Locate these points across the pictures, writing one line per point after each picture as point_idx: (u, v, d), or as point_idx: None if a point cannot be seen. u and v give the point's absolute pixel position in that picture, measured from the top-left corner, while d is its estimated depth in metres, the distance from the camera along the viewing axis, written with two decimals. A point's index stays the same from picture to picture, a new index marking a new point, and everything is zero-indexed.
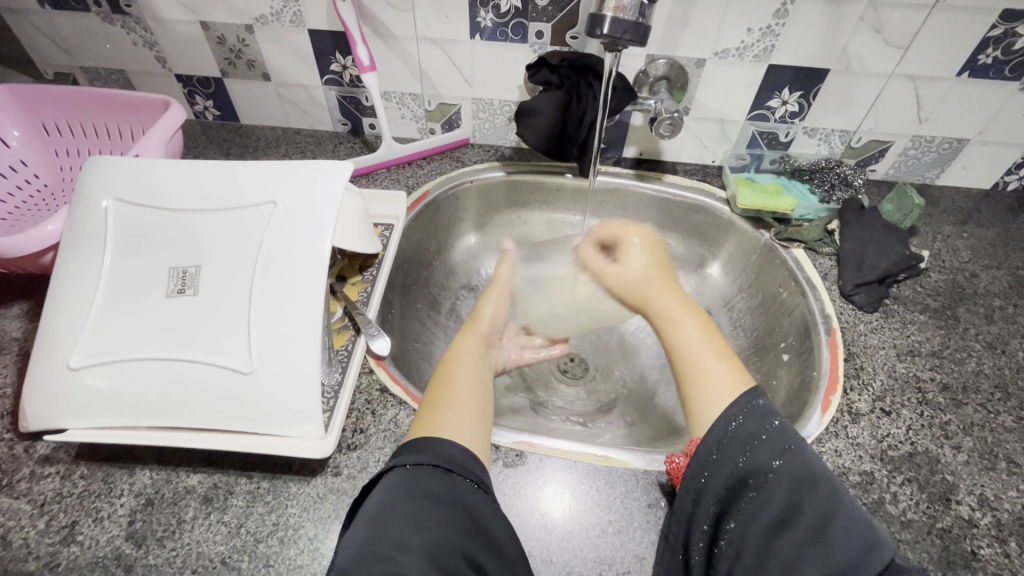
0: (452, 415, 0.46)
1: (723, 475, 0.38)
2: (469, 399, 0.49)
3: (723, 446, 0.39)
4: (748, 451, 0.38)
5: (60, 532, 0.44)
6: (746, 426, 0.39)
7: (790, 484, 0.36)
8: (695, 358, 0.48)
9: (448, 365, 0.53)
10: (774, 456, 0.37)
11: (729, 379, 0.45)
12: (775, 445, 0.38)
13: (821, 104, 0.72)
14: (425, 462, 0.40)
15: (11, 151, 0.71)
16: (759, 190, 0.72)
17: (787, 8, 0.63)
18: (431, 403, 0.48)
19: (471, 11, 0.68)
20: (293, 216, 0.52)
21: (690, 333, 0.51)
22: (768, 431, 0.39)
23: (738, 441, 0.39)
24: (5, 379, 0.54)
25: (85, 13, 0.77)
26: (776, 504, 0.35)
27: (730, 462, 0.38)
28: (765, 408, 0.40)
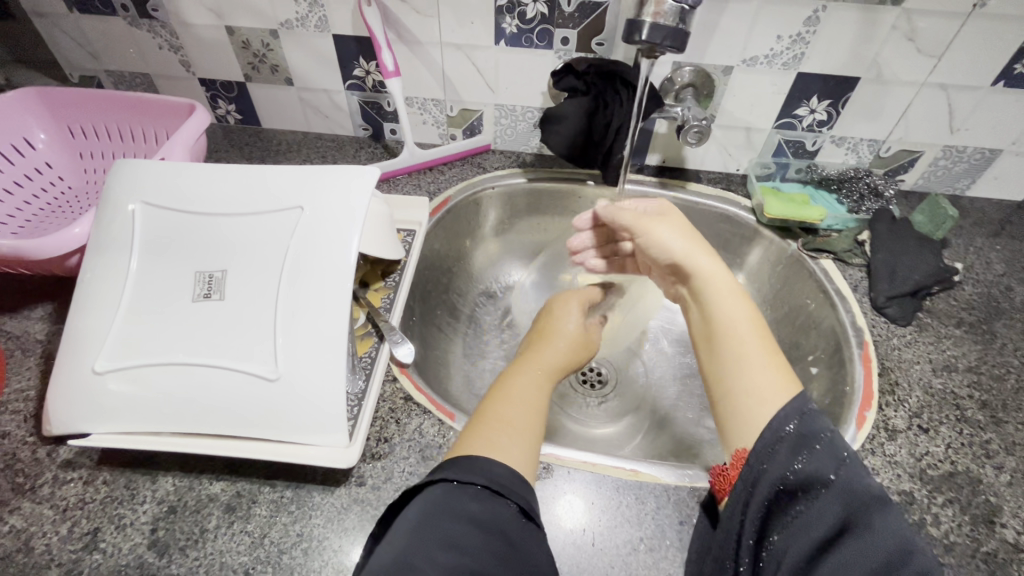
0: (508, 431, 0.45)
1: (772, 481, 0.36)
2: (524, 413, 0.47)
3: (780, 453, 0.37)
4: (801, 457, 0.36)
5: (82, 539, 0.44)
6: (807, 439, 0.37)
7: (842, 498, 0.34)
8: (742, 350, 0.45)
9: (503, 386, 0.50)
10: (829, 468, 0.35)
11: (776, 381, 0.42)
12: (831, 456, 0.35)
13: (850, 112, 0.71)
14: (471, 480, 0.39)
15: (37, 154, 0.74)
16: (786, 200, 0.71)
17: (819, 16, 0.62)
18: (486, 417, 0.46)
19: (496, 17, 0.68)
20: (321, 221, 0.51)
21: (744, 331, 0.46)
22: (826, 437, 0.36)
23: (781, 453, 0.37)
24: (27, 382, 0.53)
25: (112, 17, 0.77)
26: (829, 519, 0.33)
27: (780, 468, 0.36)
28: (819, 418, 0.38)
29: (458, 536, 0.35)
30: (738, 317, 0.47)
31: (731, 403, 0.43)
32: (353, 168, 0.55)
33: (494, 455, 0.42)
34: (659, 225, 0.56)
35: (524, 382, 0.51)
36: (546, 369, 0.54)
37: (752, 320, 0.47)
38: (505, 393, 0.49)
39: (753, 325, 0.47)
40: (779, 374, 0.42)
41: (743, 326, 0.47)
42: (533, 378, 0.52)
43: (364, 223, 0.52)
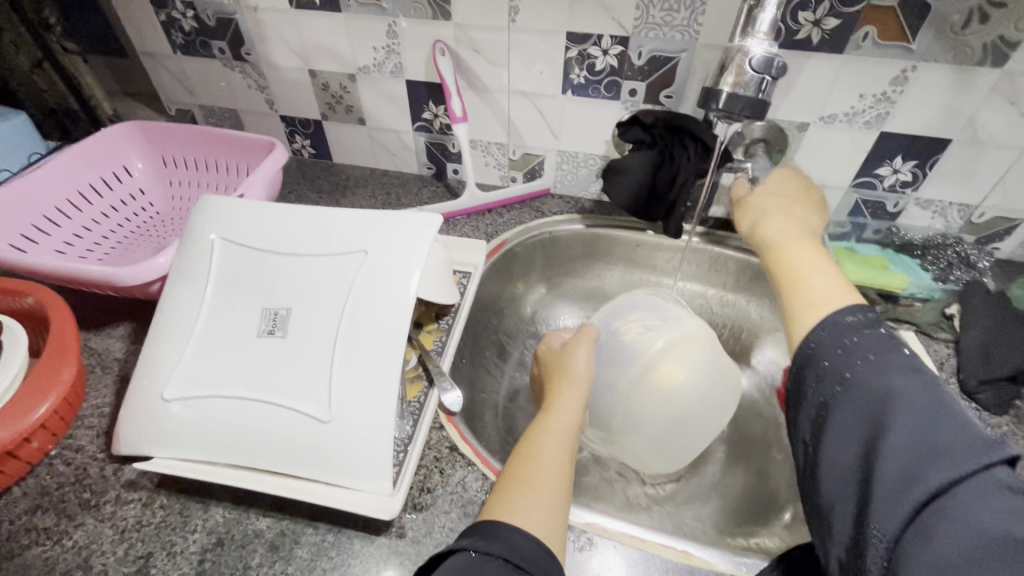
0: (533, 493, 0.43)
1: (818, 377, 0.40)
2: (555, 473, 0.46)
3: (836, 351, 0.40)
4: (836, 358, 0.40)
5: (136, 563, 0.45)
6: (852, 353, 0.39)
7: (878, 403, 0.36)
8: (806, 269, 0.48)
9: (529, 442, 0.49)
10: (856, 364, 0.38)
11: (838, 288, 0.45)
12: (866, 354, 0.39)
13: (939, 175, 0.66)
14: (492, 550, 0.37)
15: (133, 182, 0.82)
16: (863, 264, 0.66)
17: (907, 75, 0.59)
18: (510, 478, 0.45)
19: (565, 68, 0.69)
20: (383, 265, 0.52)
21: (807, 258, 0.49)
22: (856, 339, 0.40)
23: (823, 378, 0.40)
24: (103, 398, 0.57)
25: (211, 58, 0.85)
26: (858, 405, 0.37)
27: (825, 367, 0.40)
28: (858, 324, 0.41)
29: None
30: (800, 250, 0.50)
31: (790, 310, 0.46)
32: (417, 214, 0.56)
33: (514, 520, 0.40)
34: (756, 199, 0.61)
35: (543, 432, 0.50)
36: (559, 414, 0.52)
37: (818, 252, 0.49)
38: (532, 448, 0.48)
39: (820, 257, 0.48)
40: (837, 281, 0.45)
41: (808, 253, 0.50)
42: (561, 425, 0.51)
43: (423, 269, 0.52)
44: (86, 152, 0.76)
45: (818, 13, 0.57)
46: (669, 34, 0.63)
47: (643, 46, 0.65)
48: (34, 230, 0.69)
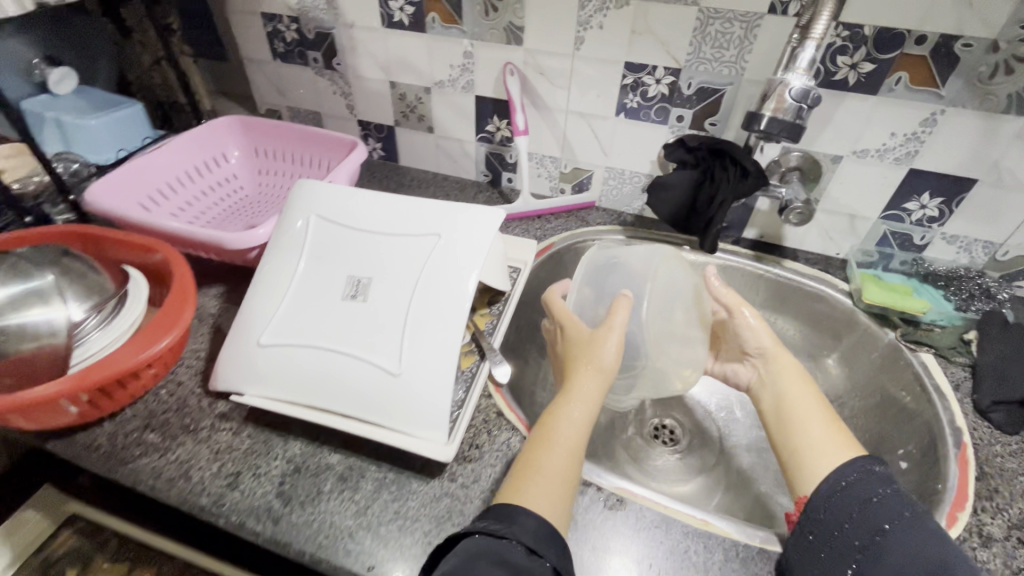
0: (540, 482, 0.47)
1: (850, 523, 0.45)
2: (566, 464, 0.49)
3: (845, 504, 0.46)
4: (861, 505, 0.46)
5: (226, 478, 0.53)
6: (886, 507, 0.45)
7: (915, 555, 0.41)
8: (809, 418, 0.54)
9: (546, 424, 0.52)
10: (887, 519, 0.44)
11: (839, 443, 0.51)
12: (892, 508, 0.44)
13: (964, 212, 0.71)
14: (502, 531, 0.42)
15: (227, 167, 0.93)
16: (887, 289, 0.71)
17: (936, 118, 0.64)
18: (523, 464, 0.49)
19: (620, 94, 0.77)
20: (453, 248, 0.60)
21: (797, 394, 0.58)
22: (880, 494, 0.45)
23: (860, 520, 0.45)
24: (200, 345, 0.66)
25: (304, 66, 0.96)
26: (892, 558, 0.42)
27: (851, 528, 0.45)
28: (882, 476, 0.47)
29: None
30: (803, 396, 0.57)
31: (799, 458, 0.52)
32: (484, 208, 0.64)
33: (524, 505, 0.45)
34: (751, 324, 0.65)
35: (559, 416, 0.52)
36: (578, 396, 0.53)
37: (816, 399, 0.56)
38: (547, 433, 0.51)
39: (803, 389, 0.58)
40: (841, 438, 0.52)
41: (807, 400, 0.57)
42: (580, 414, 0.52)
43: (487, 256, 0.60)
44: (193, 138, 0.87)
45: (855, 58, 0.63)
46: (717, 68, 0.71)
47: (693, 78, 0.73)
48: (149, 200, 0.80)
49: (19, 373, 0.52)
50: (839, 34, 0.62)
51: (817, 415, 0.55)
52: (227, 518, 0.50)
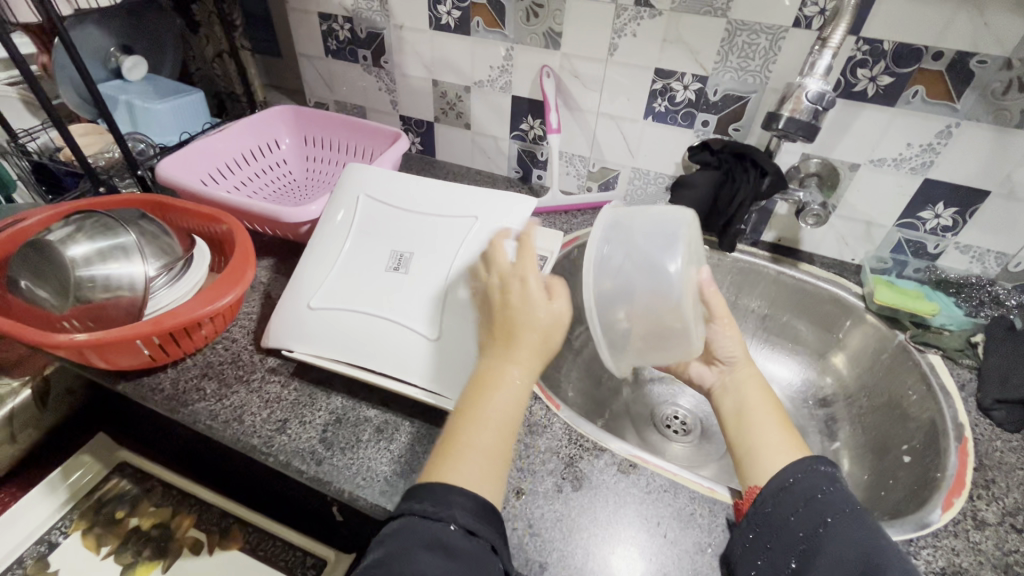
0: (471, 456, 0.45)
1: (793, 522, 0.46)
2: (495, 439, 0.46)
3: (785, 499, 0.47)
4: (802, 504, 0.46)
5: (275, 424, 0.58)
6: (828, 502, 0.46)
7: (855, 556, 0.42)
8: (764, 425, 0.54)
9: (471, 397, 0.48)
10: (828, 513, 0.45)
11: (788, 444, 0.52)
12: (830, 503, 0.45)
13: (978, 223, 0.74)
14: (437, 514, 0.41)
15: (279, 153, 1.00)
16: (898, 292, 0.75)
17: (952, 130, 0.68)
18: (447, 439, 0.46)
19: (649, 99, 0.82)
20: (490, 230, 0.65)
21: (756, 403, 0.57)
22: (824, 491, 0.46)
23: (805, 514, 0.46)
24: (252, 309, 0.72)
25: (354, 63, 1.03)
26: (835, 553, 0.43)
27: (794, 526, 0.46)
28: (823, 473, 0.48)
29: (426, 565, 0.39)
30: (759, 405, 0.57)
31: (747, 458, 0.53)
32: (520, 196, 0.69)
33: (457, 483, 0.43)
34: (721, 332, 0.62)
35: (490, 384, 0.48)
36: (512, 359, 0.48)
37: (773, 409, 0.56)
38: (477, 402, 0.47)
39: (764, 399, 0.58)
40: (790, 440, 0.52)
41: (764, 408, 0.57)
42: (510, 379, 0.48)
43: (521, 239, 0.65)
44: (250, 125, 0.95)
45: (874, 71, 0.67)
46: (743, 77, 0.75)
47: (720, 85, 0.77)
48: (209, 178, 0.88)
49: (101, 317, 0.60)
50: (859, 48, 0.67)
51: (771, 424, 0.54)
52: (275, 456, 0.55)
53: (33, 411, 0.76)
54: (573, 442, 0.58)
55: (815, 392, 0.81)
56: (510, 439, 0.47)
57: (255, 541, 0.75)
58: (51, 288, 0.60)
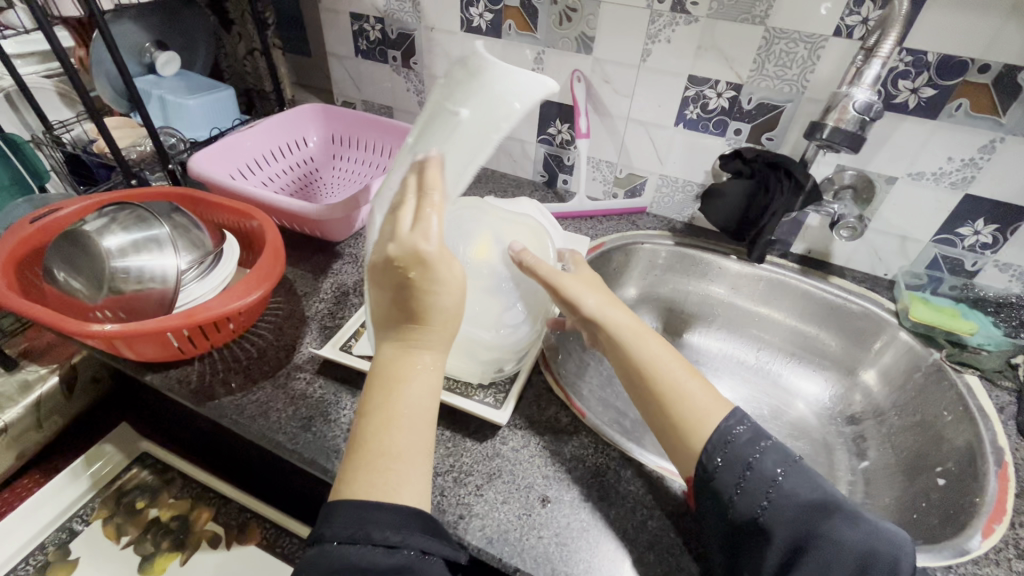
0: (375, 462, 0.40)
1: (740, 487, 0.44)
2: (417, 441, 0.41)
3: (729, 465, 0.45)
4: (748, 470, 0.45)
5: (301, 421, 0.58)
6: (768, 464, 0.45)
7: (807, 514, 0.42)
8: (677, 382, 0.49)
9: (375, 395, 0.42)
10: (775, 475, 0.44)
11: (711, 401, 0.49)
12: (773, 466, 0.45)
13: (1018, 241, 0.72)
14: (354, 538, 0.38)
15: (307, 151, 1.01)
16: (936, 311, 0.73)
17: (995, 145, 0.66)
18: (357, 451, 0.41)
19: (681, 105, 0.81)
20: (475, 122, 0.47)
21: (656, 357, 0.51)
22: (761, 451, 0.46)
23: (753, 481, 0.44)
24: (279, 304, 0.73)
25: (383, 64, 1.04)
26: (789, 518, 0.42)
27: (744, 492, 0.44)
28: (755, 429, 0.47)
29: None
30: (659, 355, 0.51)
31: (679, 435, 0.48)
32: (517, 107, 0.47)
33: (374, 497, 0.39)
34: (572, 284, 0.56)
35: (389, 375, 0.42)
36: (412, 346, 0.42)
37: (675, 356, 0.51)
38: (381, 397, 0.42)
39: (667, 349, 0.52)
40: (711, 395, 0.49)
41: (664, 357, 0.51)
42: (422, 371, 0.42)
43: (502, 136, 0.47)
44: (280, 121, 0.96)
45: (916, 82, 0.66)
46: (779, 86, 0.74)
47: (754, 93, 0.76)
48: (238, 172, 0.89)
49: (131, 308, 0.60)
50: (902, 60, 0.65)
51: (690, 381, 0.50)
52: (300, 453, 0.55)
53: (60, 399, 0.77)
54: (600, 451, 0.57)
55: (843, 409, 0.79)
56: (422, 432, 0.41)
57: (272, 537, 0.75)
58: (84, 280, 0.60)
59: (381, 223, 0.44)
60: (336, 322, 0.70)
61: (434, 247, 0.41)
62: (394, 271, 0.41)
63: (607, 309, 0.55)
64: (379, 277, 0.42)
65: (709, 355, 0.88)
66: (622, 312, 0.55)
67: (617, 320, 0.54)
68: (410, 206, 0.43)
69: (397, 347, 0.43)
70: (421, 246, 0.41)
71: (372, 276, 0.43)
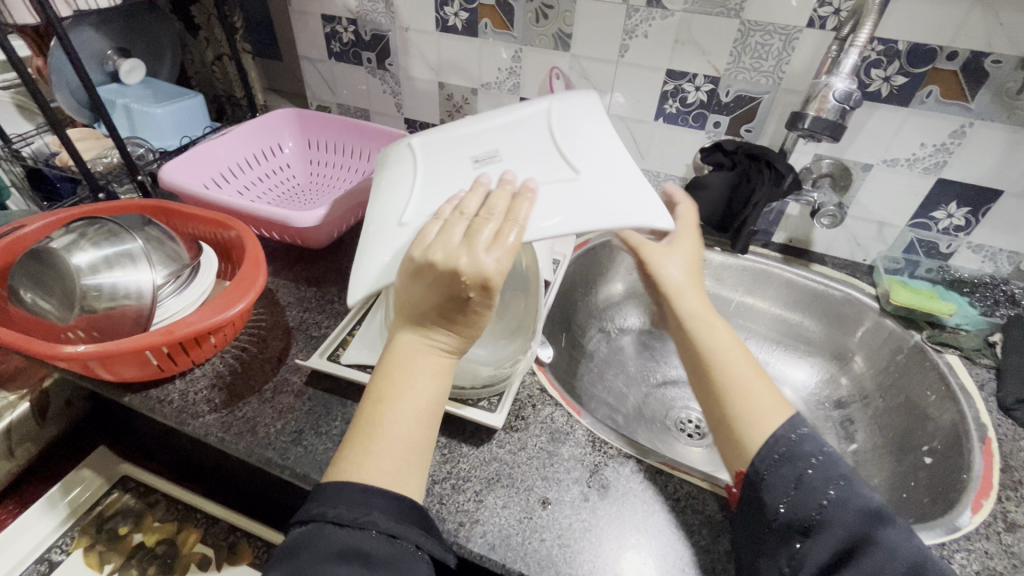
0: (376, 445, 0.41)
1: (789, 495, 0.44)
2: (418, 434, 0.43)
3: (779, 474, 0.45)
4: (799, 479, 0.44)
5: (290, 435, 0.56)
6: (820, 475, 0.44)
7: (860, 526, 0.41)
8: (735, 374, 0.51)
9: (393, 384, 0.43)
10: (828, 486, 0.43)
11: (770, 400, 0.49)
12: (826, 477, 0.44)
13: (990, 222, 0.74)
14: (359, 522, 0.39)
15: (283, 157, 0.99)
16: (915, 293, 0.75)
17: (965, 130, 0.68)
18: (360, 432, 0.42)
19: (660, 100, 0.82)
20: (599, 184, 0.50)
21: (723, 348, 0.54)
22: (814, 462, 0.45)
23: (803, 490, 0.44)
24: (261, 316, 0.70)
25: (357, 66, 1.02)
26: (839, 529, 0.41)
27: (793, 500, 0.44)
28: (815, 440, 0.47)
29: None
30: (726, 345, 0.54)
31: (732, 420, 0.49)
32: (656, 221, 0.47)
33: (373, 479, 0.40)
34: (665, 258, 0.64)
35: (413, 369, 0.44)
36: (440, 348, 0.45)
37: (740, 348, 0.54)
38: (402, 386, 0.43)
39: (736, 343, 0.55)
40: (772, 397, 0.49)
41: (727, 349, 0.54)
42: (435, 371, 0.44)
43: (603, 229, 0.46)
44: (254, 126, 0.93)
45: (888, 71, 0.67)
46: (755, 78, 0.75)
47: (732, 86, 0.77)
48: (212, 182, 0.86)
49: (106, 326, 0.57)
50: (874, 49, 0.66)
51: (749, 376, 0.51)
52: (292, 469, 0.54)
53: (32, 424, 0.74)
54: (597, 449, 0.57)
55: (830, 394, 0.81)
56: (434, 426, 0.44)
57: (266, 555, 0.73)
58: (56, 300, 0.57)
59: (453, 227, 0.44)
60: (322, 331, 0.69)
61: (502, 276, 0.42)
62: (456, 284, 0.42)
63: (684, 293, 0.60)
64: (431, 283, 0.43)
65: None
66: (700, 300, 0.59)
67: (687, 304, 0.59)
68: (492, 225, 0.44)
69: (425, 344, 0.45)
70: (491, 274, 0.41)
71: (419, 267, 0.43)
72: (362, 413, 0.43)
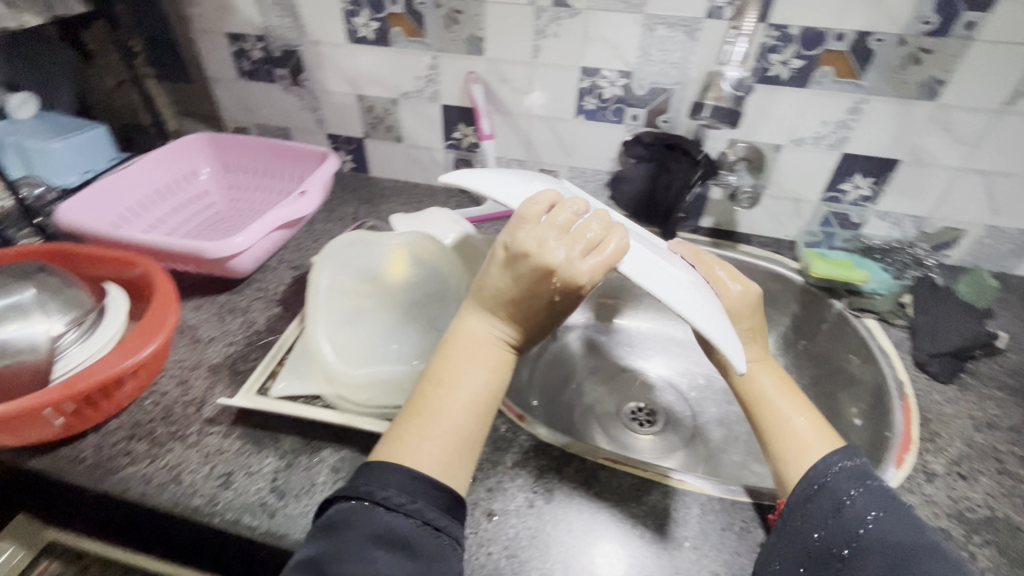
0: (429, 424, 0.44)
1: (823, 526, 0.43)
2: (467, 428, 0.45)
3: (813, 505, 0.44)
4: (835, 511, 0.43)
5: (219, 479, 0.53)
6: (858, 505, 0.42)
7: (900, 556, 0.38)
8: (789, 419, 0.50)
9: (456, 367, 0.47)
10: (864, 517, 0.41)
11: (822, 441, 0.49)
12: (863, 507, 0.42)
13: (893, 191, 0.78)
14: (405, 506, 0.40)
15: (199, 184, 0.94)
16: (834, 264, 0.78)
17: (860, 107, 0.72)
18: (417, 408, 0.45)
19: (578, 97, 0.83)
20: (691, 282, 0.50)
21: (779, 395, 0.52)
22: (852, 495, 0.43)
23: (836, 520, 0.42)
24: (183, 355, 0.67)
25: (272, 84, 0.98)
26: (875, 561, 0.39)
27: (828, 533, 0.42)
28: (867, 476, 0.44)
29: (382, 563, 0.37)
30: (772, 392, 0.52)
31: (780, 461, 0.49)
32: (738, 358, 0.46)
33: (419, 463, 0.42)
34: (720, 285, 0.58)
35: (479, 358, 0.47)
36: (503, 340, 0.49)
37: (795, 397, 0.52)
38: (460, 371, 0.47)
39: (792, 393, 0.53)
40: (825, 439, 0.49)
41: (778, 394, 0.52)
42: (496, 370, 0.48)
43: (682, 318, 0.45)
44: (164, 154, 0.89)
45: (785, 55, 0.70)
46: (665, 70, 0.77)
47: (645, 79, 0.78)
48: (119, 217, 0.81)
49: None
50: (770, 34, 0.69)
51: (800, 421, 0.50)
52: (222, 514, 0.51)
53: None
54: (541, 453, 0.56)
55: None
56: (485, 420, 0.46)
57: None
58: None
59: (565, 219, 0.47)
60: (249, 365, 0.65)
61: (590, 285, 0.45)
62: (546, 281, 0.45)
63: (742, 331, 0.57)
64: (520, 274, 0.46)
65: (642, 337, 0.93)
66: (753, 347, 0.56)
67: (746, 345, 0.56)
68: (592, 237, 0.46)
69: (490, 333, 0.49)
70: (581, 277, 0.44)
71: (508, 256, 0.47)
72: (422, 394, 0.46)
